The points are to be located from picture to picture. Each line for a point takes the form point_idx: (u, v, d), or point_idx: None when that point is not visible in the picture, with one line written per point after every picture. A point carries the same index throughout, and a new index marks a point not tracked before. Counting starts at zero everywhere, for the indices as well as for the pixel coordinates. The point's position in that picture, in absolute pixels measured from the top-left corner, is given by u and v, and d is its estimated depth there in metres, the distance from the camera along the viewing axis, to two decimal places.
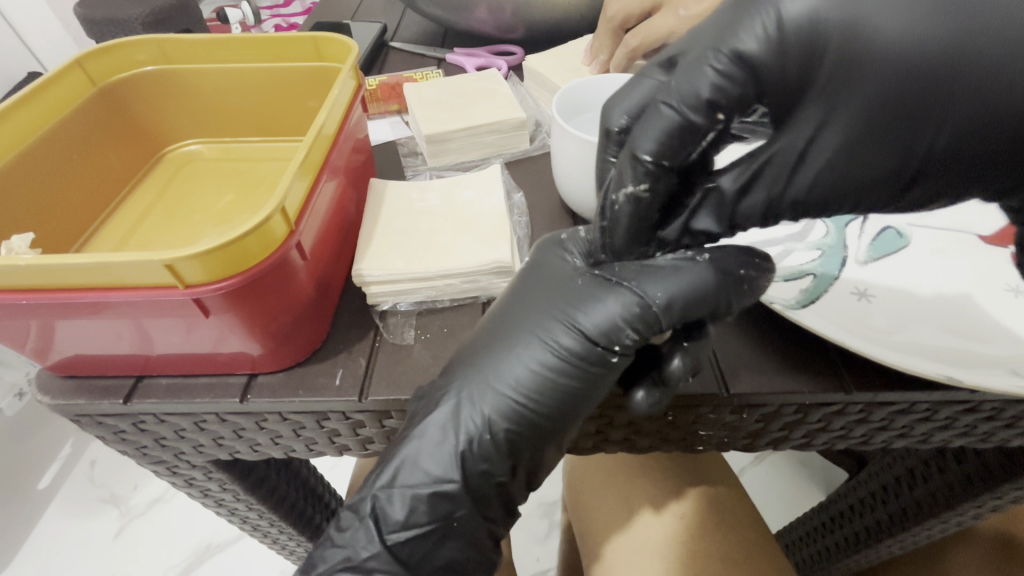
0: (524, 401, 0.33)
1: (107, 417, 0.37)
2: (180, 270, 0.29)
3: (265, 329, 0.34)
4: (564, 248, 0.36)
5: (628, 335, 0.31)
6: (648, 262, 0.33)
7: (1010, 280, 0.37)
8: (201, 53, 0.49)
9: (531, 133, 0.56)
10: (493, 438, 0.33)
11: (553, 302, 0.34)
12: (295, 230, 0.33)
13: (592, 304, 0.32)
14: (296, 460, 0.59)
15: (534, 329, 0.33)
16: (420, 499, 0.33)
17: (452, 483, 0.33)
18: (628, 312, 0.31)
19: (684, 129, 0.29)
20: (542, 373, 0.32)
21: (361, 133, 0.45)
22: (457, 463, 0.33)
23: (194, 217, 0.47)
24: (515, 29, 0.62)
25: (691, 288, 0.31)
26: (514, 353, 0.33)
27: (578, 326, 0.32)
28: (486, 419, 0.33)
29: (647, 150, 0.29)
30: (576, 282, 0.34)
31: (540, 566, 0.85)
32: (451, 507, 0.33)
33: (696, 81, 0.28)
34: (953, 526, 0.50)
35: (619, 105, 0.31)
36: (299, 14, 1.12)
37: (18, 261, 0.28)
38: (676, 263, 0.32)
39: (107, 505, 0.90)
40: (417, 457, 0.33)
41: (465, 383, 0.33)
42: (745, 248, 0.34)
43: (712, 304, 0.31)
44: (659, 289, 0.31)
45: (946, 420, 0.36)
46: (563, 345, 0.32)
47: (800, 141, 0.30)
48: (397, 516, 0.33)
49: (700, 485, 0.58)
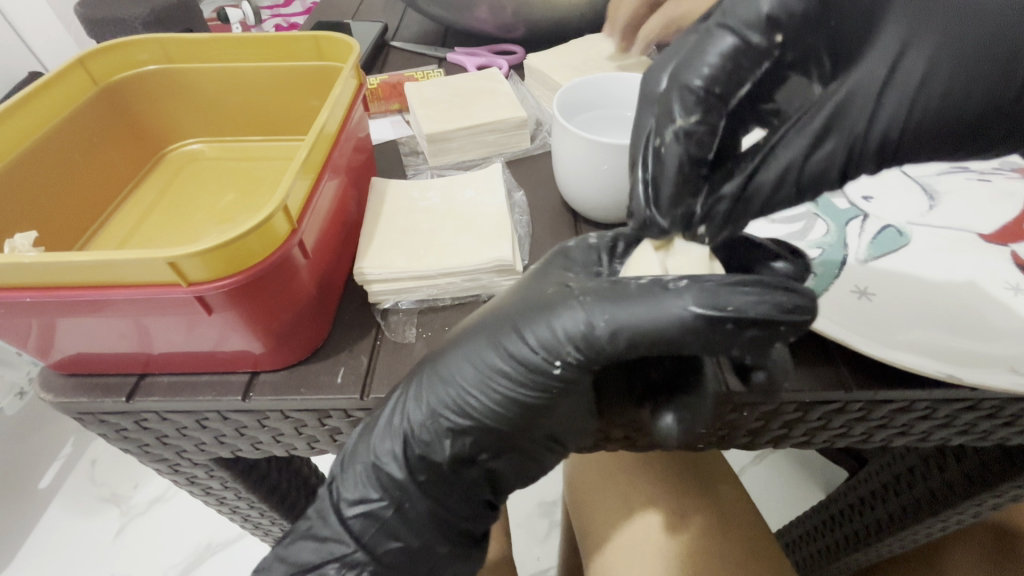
0: (467, 398, 0.34)
1: (109, 415, 0.37)
2: (183, 268, 0.29)
3: (267, 328, 0.34)
4: (565, 258, 0.37)
5: (569, 351, 0.32)
6: (623, 285, 0.32)
7: (1010, 278, 0.37)
8: (207, 51, 0.49)
9: (532, 132, 0.56)
10: (435, 428, 0.34)
11: (515, 305, 0.34)
12: (297, 229, 0.33)
13: (547, 312, 0.33)
14: (297, 459, 0.59)
15: (487, 327, 0.34)
16: (371, 475, 0.35)
17: (394, 465, 0.35)
18: (576, 330, 0.32)
19: (743, 49, 0.31)
20: (487, 375, 0.34)
21: (362, 133, 0.45)
22: (400, 448, 0.35)
23: (189, 214, 0.47)
24: (516, 28, 0.62)
25: (651, 322, 0.30)
26: (467, 351, 0.34)
27: (525, 335, 0.33)
28: (428, 410, 0.34)
29: (691, 108, 0.32)
30: (545, 291, 0.34)
31: (540, 565, 0.85)
32: (401, 491, 0.35)
33: (733, 41, 0.31)
34: (952, 524, 0.50)
35: (662, 68, 0.34)
36: (299, 15, 1.12)
37: (21, 259, 0.28)
38: (650, 290, 0.30)
39: (108, 505, 0.90)
40: (370, 436, 0.35)
41: (419, 376, 0.35)
42: (756, 280, 0.30)
43: (670, 339, 0.30)
44: (603, 315, 0.31)
45: (946, 418, 0.36)
46: (512, 351, 0.33)
47: (913, 72, 0.31)
48: (349, 491, 0.36)
49: (699, 483, 0.59)
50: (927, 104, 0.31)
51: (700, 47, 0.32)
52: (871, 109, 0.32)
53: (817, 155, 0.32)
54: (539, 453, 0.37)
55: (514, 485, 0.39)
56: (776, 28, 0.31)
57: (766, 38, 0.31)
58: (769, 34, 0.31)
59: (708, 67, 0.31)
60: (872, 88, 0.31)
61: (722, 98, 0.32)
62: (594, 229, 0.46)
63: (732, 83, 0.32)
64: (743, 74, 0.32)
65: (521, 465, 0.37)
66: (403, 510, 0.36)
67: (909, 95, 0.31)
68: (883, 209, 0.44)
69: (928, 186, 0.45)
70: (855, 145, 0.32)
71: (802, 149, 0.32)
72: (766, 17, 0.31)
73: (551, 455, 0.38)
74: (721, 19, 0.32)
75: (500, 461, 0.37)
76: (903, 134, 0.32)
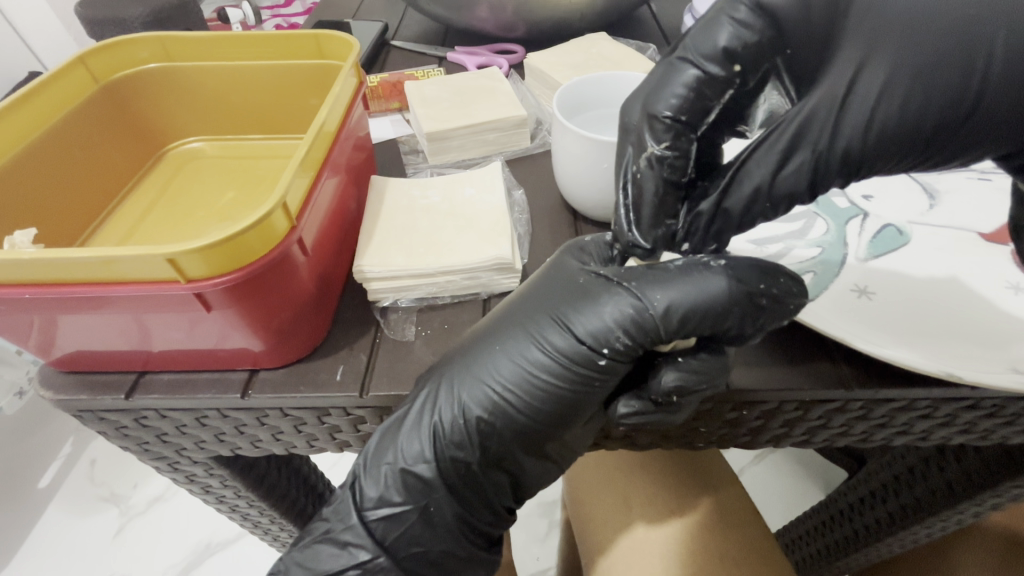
0: (503, 390, 0.34)
1: (109, 412, 0.37)
2: (182, 265, 0.29)
3: (266, 325, 0.34)
4: (580, 249, 0.38)
5: (617, 338, 0.33)
6: (658, 268, 0.34)
7: (1011, 277, 0.37)
8: (206, 50, 0.48)
9: (532, 131, 0.56)
10: (468, 424, 0.34)
11: (551, 298, 0.35)
12: (296, 226, 0.33)
13: (587, 300, 0.34)
14: (297, 458, 0.59)
15: (523, 321, 0.35)
16: (393, 478, 0.35)
17: (427, 465, 0.35)
18: (621, 315, 0.33)
19: (705, 81, 0.32)
20: (528, 367, 0.34)
21: (362, 131, 0.45)
22: (434, 447, 0.34)
23: (196, 214, 0.47)
24: (516, 27, 0.62)
25: (696, 300, 0.32)
26: (503, 345, 0.35)
27: (569, 325, 0.34)
28: (462, 405, 0.34)
29: (662, 136, 0.32)
30: (577, 281, 0.35)
31: (540, 565, 0.85)
32: (427, 493, 0.35)
33: (695, 73, 0.32)
34: (952, 524, 0.50)
35: (636, 100, 0.33)
36: (299, 15, 1.13)
37: (21, 255, 0.28)
38: (688, 270, 0.33)
39: (107, 504, 0.90)
40: (396, 436, 0.35)
41: (450, 372, 0.35)
42: (770, 264, 0.34)
43: (713, 316, 0.31)
44: (656, 295, 0.32)
45: (947, 417, 0.36)
46: (552, 340, 0.34)
47: (872, 90, 0.31)
48: (371, 493, 0.36)
49: (700, 482, 0.59)
50: (886, 118, 0.31)
51: (664, 79, 0.32)
52: (834, 122, 0.31)
53: (785, 173, 0.32)
54: (563, 457, 0.36)
55: (536, 487, 0.38)
56: (734, 54, 0.31)
57: (726, 69, 0.31)
58: (727, 64, 0.31)
59: (676, 99, 0.32)
60: (834, 99, 0.31)
61: (692, 126, 0.33)
62: (594, 227, 0.46)
63: (699, 111, 0.32)
64: (709, 102, 0.32)
65: (544, 466, 0.37)
66: (430, 513, 0.35)
67: (870, 103, 0.31)
68: (883, 209, 0.44)
69: (929, 185, 0.45)
70: (818, 165, 0.32)
71: (769, 169, 0.32)
72: (723, 48, 0.31)
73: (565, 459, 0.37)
74: (683, 47, 0.32)
75: (529, 466, 0.36)
76: (864, 148, 0.32)
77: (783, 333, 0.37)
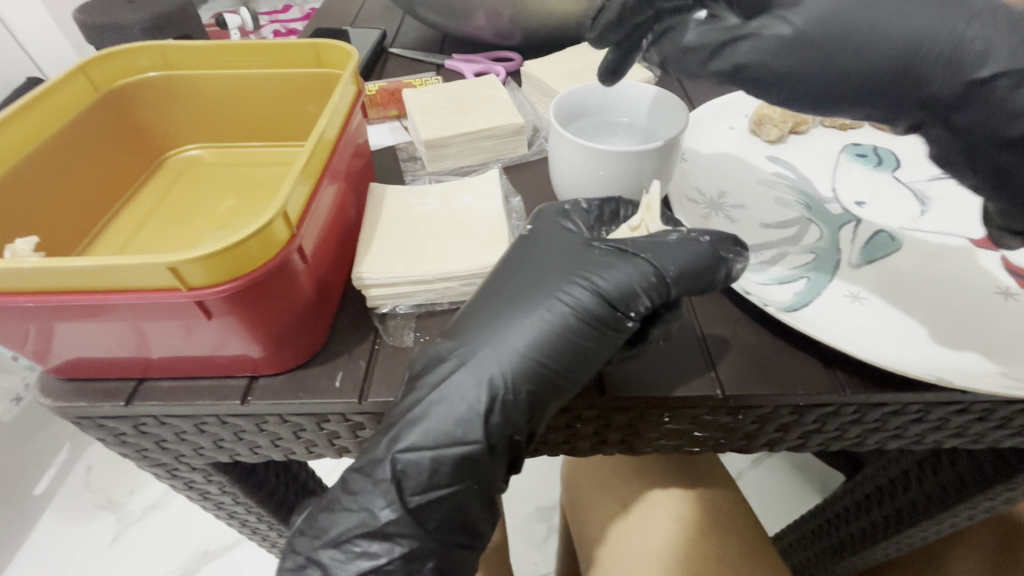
0: (546, 359, 0.34)
1: (108, 419, 0.37)
2: (183, 273, 0.29)
3: (267, 331, 0.34)
4: (565, 216, 0.39)
5: (642, 303, 0.34)
6: (659, 239, 0.36)
7: (1001, 283, 0.38)
8: (207, 58, 0.49)
9: (530, 138, 0.56)
10: (515, 397, 0.33)
11: (566, 267, 0.36)
12: (296, 234, 0.33)
13: (610, 269, 0.35)
14: (296, 464, 0.60)
15: (553, 292, 0.35)
16: (444, 461, 0.33)
17: (473, 444, 0.33)
18: (644, 281, 0.34)
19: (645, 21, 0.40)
20: (565, 333, 0.34)
21: (361, 138, 0.45)
22: (480, 424, 0.33)
23: (196, 221, 0.47)
24: (513, 34, 0.63)
25: (696, 264, 0.34)
26: (535, 314, 0.34)
27: (597, 289, 0.34)
28: (508, 378, 0.33)
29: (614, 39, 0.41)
30: (591, 250, 0.36)
31: (539, 570, 0.85)
32: (473, 469, 0.34)
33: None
34: (948, 527, 0.51)
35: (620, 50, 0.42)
36: (298, 20, 1.13)
37: (23, 264, 0.29)
38: (683, 242, 0.35)
39: (103, 511, 0.90)
40: (421, 422, 0.33)
41: (479, 345, 0.34)
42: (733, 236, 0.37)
43: (710, 280, 0.35)
44: (671, 263, 0.34)
45: (938, 421, 0.36)
46: (583, 305, 0.34)
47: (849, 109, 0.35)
48: (417, 479, 0.33)
49: (700, 488, 0.59)
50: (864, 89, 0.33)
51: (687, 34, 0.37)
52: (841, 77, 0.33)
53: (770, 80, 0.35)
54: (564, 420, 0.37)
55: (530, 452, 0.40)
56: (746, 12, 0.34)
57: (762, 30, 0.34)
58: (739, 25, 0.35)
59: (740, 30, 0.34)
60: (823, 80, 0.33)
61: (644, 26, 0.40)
62: None
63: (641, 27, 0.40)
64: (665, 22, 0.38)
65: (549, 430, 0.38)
66: (474, 490, 0.34)
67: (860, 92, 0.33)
68: (874, 216, 0.44)
69: (920, 192, 0.46)
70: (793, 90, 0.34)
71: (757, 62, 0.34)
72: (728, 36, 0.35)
73: (562, 431, 0.39)
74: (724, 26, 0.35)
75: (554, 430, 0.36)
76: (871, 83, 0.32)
77: (775, 339, 0.37)
